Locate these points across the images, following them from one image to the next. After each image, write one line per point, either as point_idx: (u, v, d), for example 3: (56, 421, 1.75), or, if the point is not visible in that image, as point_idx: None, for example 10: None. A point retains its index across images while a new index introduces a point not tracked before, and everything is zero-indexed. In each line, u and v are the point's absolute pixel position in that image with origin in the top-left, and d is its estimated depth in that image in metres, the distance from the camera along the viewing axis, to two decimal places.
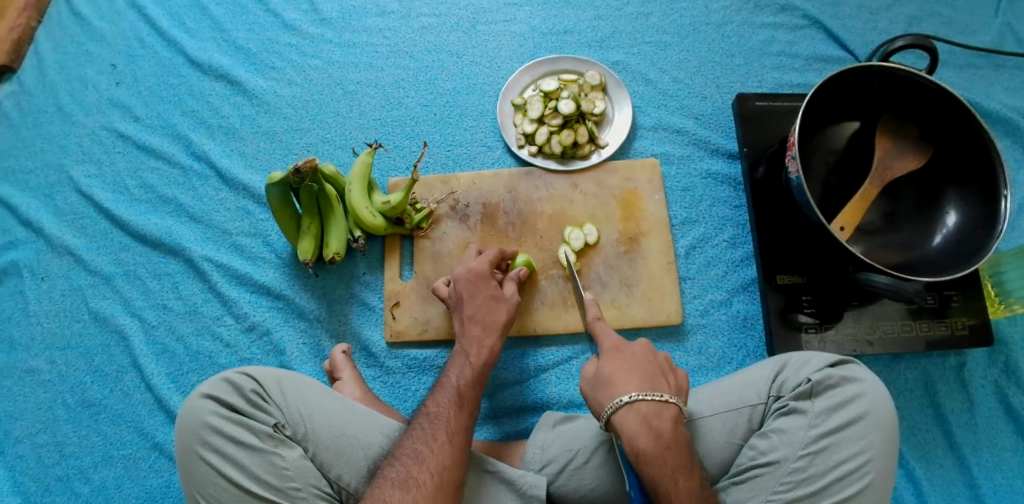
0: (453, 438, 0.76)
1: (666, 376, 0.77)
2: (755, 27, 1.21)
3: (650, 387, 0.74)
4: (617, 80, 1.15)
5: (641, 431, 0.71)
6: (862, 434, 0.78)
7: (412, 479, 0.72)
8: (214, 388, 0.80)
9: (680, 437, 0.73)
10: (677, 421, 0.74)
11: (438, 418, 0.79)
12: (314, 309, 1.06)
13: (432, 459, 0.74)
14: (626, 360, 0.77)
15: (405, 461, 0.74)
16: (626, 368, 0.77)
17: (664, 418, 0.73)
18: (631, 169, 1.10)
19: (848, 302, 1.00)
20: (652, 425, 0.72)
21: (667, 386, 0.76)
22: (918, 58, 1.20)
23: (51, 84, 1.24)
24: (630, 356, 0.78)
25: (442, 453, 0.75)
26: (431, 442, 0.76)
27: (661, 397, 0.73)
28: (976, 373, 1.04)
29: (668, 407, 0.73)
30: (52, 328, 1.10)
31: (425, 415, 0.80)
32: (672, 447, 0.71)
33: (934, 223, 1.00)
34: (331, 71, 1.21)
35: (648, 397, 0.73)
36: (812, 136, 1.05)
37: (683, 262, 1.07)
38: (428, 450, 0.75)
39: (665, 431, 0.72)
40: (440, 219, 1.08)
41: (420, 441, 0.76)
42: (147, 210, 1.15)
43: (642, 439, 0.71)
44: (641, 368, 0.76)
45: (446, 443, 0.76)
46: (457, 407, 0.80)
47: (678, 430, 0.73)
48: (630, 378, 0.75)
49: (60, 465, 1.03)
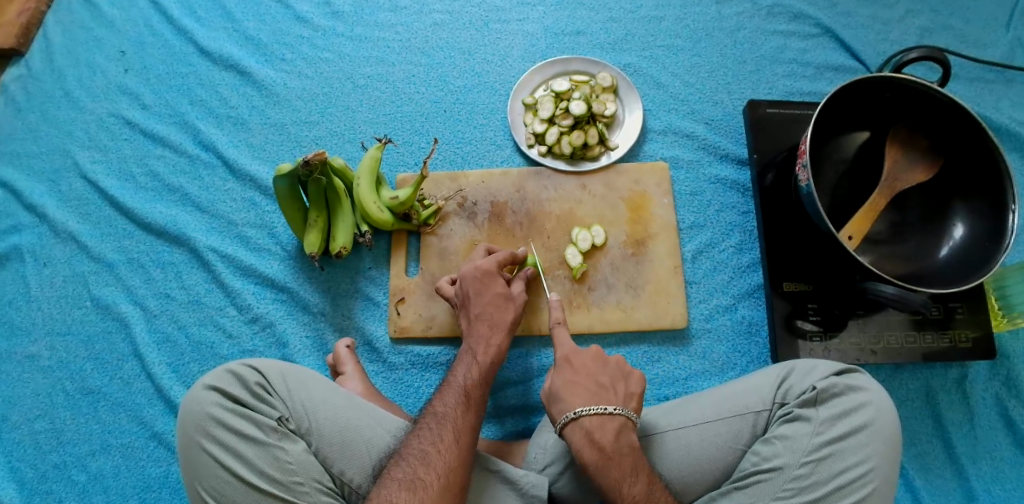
0: (460, 439, 0.76)
1: (616, 387, 0.83)
2: (768, 34, 1.21)
3: (596, 401, 0.80)
4: (628, 82, 1.15)
5: (584, 442, 0.77)
6: (866, 443, 0.78)
7: (419, 480, 0.72)
8: (218, 379, 0.79)
9: (625, 446, 0.77)
10: (623, 431, 0.78)
11: (446, 418, 0.79)
12: (318, 303, 1.06)
13: (439, 460, 0.74)
14: (578, 376, 0.84)
15: (411, 463, 0.74)
16: (575, 383, 0.83)
17: (607, 430, 0.78)
18: (640, 171, 1.10)
19: (853, 311, 1.00)
20: (595, 438, 0.77)
21: (614, 397, 0.81)
22: (929, 70, 1.20)
23: (59, 69, 1.24)
24: (580, 369, 0.85)
25: (449, 454, 0.75)
26: (439, 443, 0.76)
27: (604, 410, 0.79)
28: (977, 385, 1.04)
29: (612, 420, 0.78)
30: (53, 314, 1.09)
31: (432, 415, 0.80)
32: (616, 457, 0.76)
33: (941, 235, 1.00)
34: (342, 65, 1.21)
35: (594, 410, 0.79)
36: (823, 145, 1.05)
37: (690, 266, 1.07)
38: (435, 451, 0.75)
39: (607, 443, 0.77)
40: (447, 216, 1.07)
41: (428, 442, 0.76)
42: (153, 199, 1.15)
43: (586, 451, 0.77)
44: (589, 381, 0.83)
45: (454, 444, 0.76)
46: (464, 407, 0.80)
47: (624, 439, 0.78)
48: (578, 394, 0.81)
49: (56, 451, 1.02)
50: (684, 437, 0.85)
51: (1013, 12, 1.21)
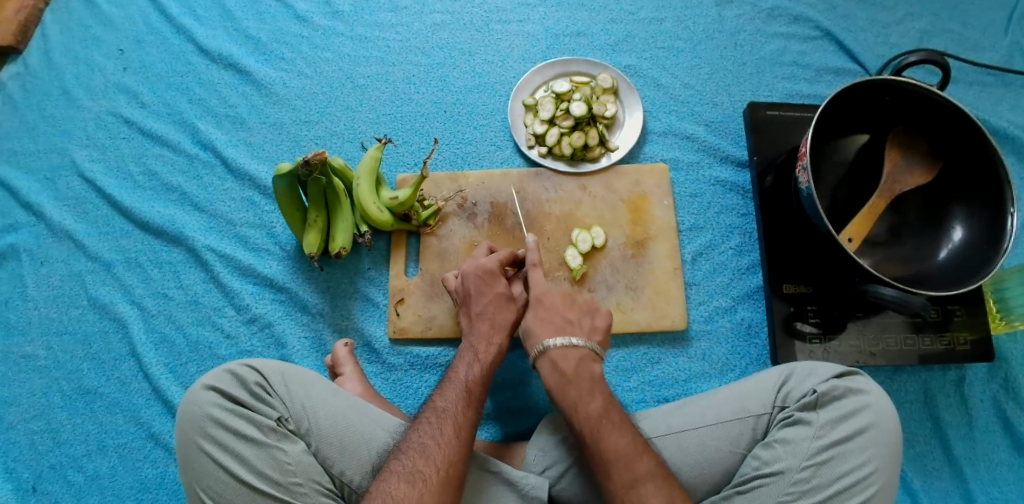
0: (459, 433, 0.76)
1: (581, 323, 0.90)
2: (768, 36, 1.21)
3: (564, 335, 0.88)
4: (628, 84, 1.15)
5: (549, 368, 0.85)
6: (867, 446, 0.78)
7: (418, 472, 0.72)
8: (217, 380, 0.79)
9: (586, 374, 0.84)
10: (585, 360, 0.85)
11: (446, 412, 0.79)
12: (318, 303, 1.06)
13: (438, 453, 0.74)
14: (548, 312, 0.91)
15: (410, 455, 0.74)
16: (546, 318, 0.90)
17: (569, 358, 0.85)
18: (640, 173, 1.09)
19: (853, 313, 1.00)
20: (558, 364, 0.85)
21: (579, 331, 0.89)
22: (928, 73, 1.20)
23: (56, 67, 1.23)
24: (551, 308, 0.91)
25: (449, 447, 0.75)
26: (438, 437, 0.76)
27: (569, 341, 0.86)
28: (975, 388, 1.05)
29: (575, 349, 0.86)
30: (50, 314, 1.09)
31: (432, 409, 0.80)
32: (575, 380, 0.83)
33: (939, 238, 1.00)
34: (341, 64, 1.20)
35: (561, 342, 0.86)
36: (823, 148, 1.05)
37: (689, 268, 1.07)
38: (435, 444, 0.75)
39: (568, 368, 0.84)
40: (447, 216, 1.07)
41: (428, 435, 0.76)
42: (151, 198, 1.14)
43: (550, 374, 0.85)
44: (557, 317, 0.90)
45: (453, 438, 0.76)
46: (465, 402, 0.80)
47: (584, 367, 0.85)
48: (546, 327, 0.89)
49: (53, 452, 1.02)
50: (684, 441, 0.85)
51: (1011, 16, 1.21)
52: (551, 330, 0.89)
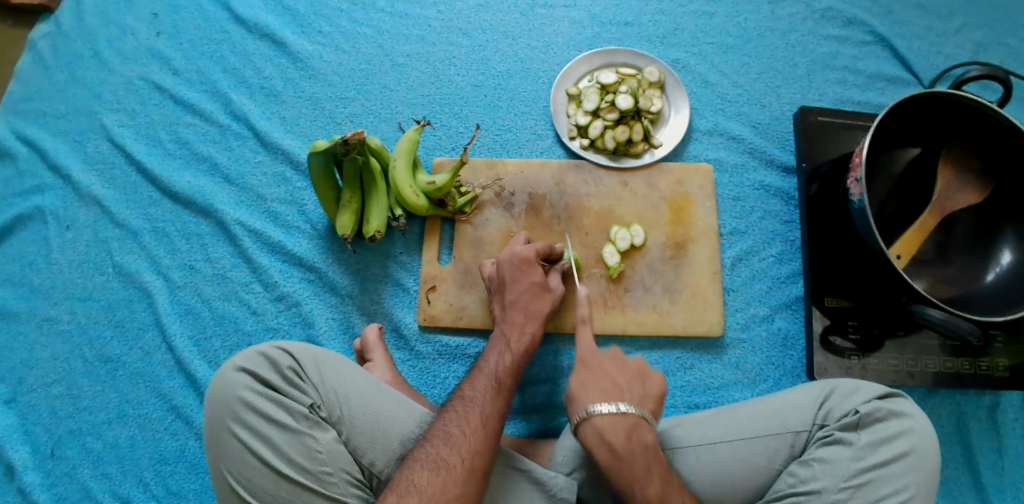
0: (486, 423, 0.74)
1: (630, 387, 0.79)
2: (821, 38, 1.17)
3: (612, 400, 0.77)
4: (676, 79, 1.11)
5: (598, 446, 0.75)
6: (907, 471, 0.76)
7: (442, 461, 0.70)
8: (250, 362, 0.77)
9: (638, 445, 0.74)
10: (637, 431, 0.75)
11: (473, 402, 0.76)
12: (347, 285, 1.04)
13: (464, 442, 0.72)
14: (594, 374, 0.81)
15: (435, 443, 0.72)
16: (592, 380, 0.80)
17: (620, 431, 0.75)
18: (683, 172, 1.07)
19: (893, 330, 0.98)
20: (608, 439, 0.74)
21: (628, 396, 0.78)
22: (984, 87, 1.16)
23: (89, 27, 1.20)
24: (597, 372, 0.81)
25: (474, 438, 0.72)
26: (464, 425, 0.73)
27: (617, 410, 0.76)
28: (1008, 414, 1.03)
29: (625, 419, 0.75)
30: (75, 279, 1.07)
31: (459, 398, 0.78)
32: (627, 458, 0.73)
33: (987, 260, 0.97)
34: (381, 41, 1.17)
35: (607, 410, 0.76)
36: (874, 159, 1.02)
37: (728, 273, 1.04)
38: (461, 434, 0.73)
39: (619, 445, 0.74)
40: (484, 205, 1.05)
41: (453, 424, 0.74)
42: (180, 167, 1.12)
43: (598, 451, 0.75)
44: (606, 383, 0.79)
45: (479, 427, 0.73)
46: (494, 393, 0.78)
47: (636, 440, 0.75)
48: (589, 392, 0.78)
49: (72, 418, 1.01)
50: (719, 452, 0.83)
51: None
52: (595, 394, 0.78)
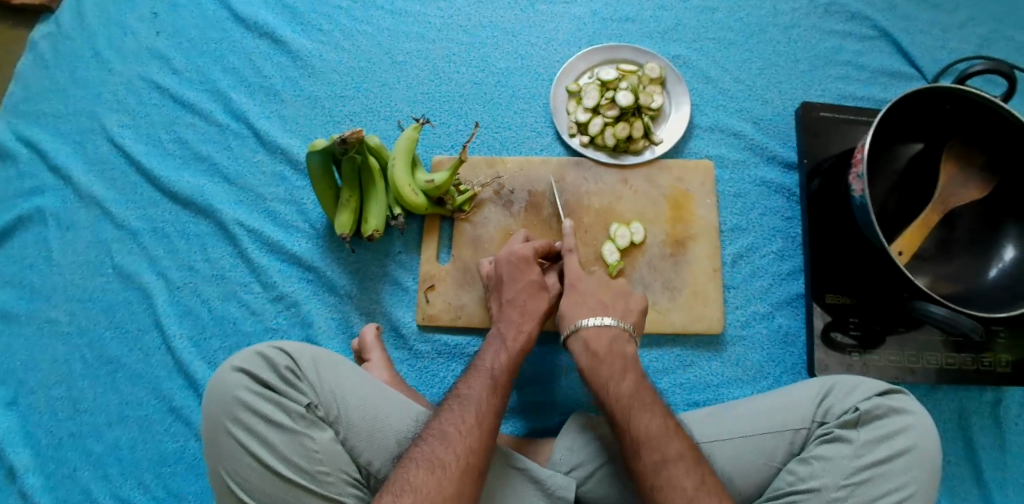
0: (483, 422, 0.74)
1: (615, 304, 0.88)
2: (824, 33, 1.16)
3: (598, 314, 0.86)
4: (677, 75, 1.10)
5: (581, 350, 0.83)
6: (907, 468, 0.76)
7: (438, 459, 0.70)
8: (247, 361, 0.77)
9: (618, 353, 0.82)
10: (618, 341, 0.83)
11: (469, 401, 0.76)
12: (346, 284, 1.04)
13: (460, 441, 0.72)
14: (581, 295, 0.88)
15: (432, 442, 0.72)
16: (581, 300, 0.88)
17: (602, 338, 0.83)
18: (683, 169, 1.06)
19: (894, 327, 0.97)
20: (590, 344, 0.83)
21: (614, 312, 0.87)
22: (988, 82, 1.15)
23: (88, 27, 1.20)
24: (585, 292, 0.89)
25: (470, 436, 0.72)
26: (460, 424, 0.73)
27: (601, 320, 0.85)
28: (1011, 411, 1.02)
29: (606, 329, 0.84)
30: (75, 280, 1.07)
31: (455, 397, 0.77)
32: (607, 358, 0.81)
33: (990, 257, 0.96)
34: (380, 39, 1.17)
35: (595, 323, 0.84)
36: (876, 154, 1.01)
37: (729, 270, 1.04)
38: (457, 433, 0.73)
39: (599, 349, 0.82)
40: (483, 203, 1.04)
41: (449, 422, 0.74)
42: (179, 167, 1.12)
43: (581, 357, 0.83)
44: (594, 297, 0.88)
45: (476, 426, 0.73)
46: (490, 391, 0.78)
47: (617, 348, 0.82)
48: (579, 308, 0.87)
49: (74, 419, 1.01)
50: (718, 451, 0.82)
51: None
52: (583, 310, 0.86)
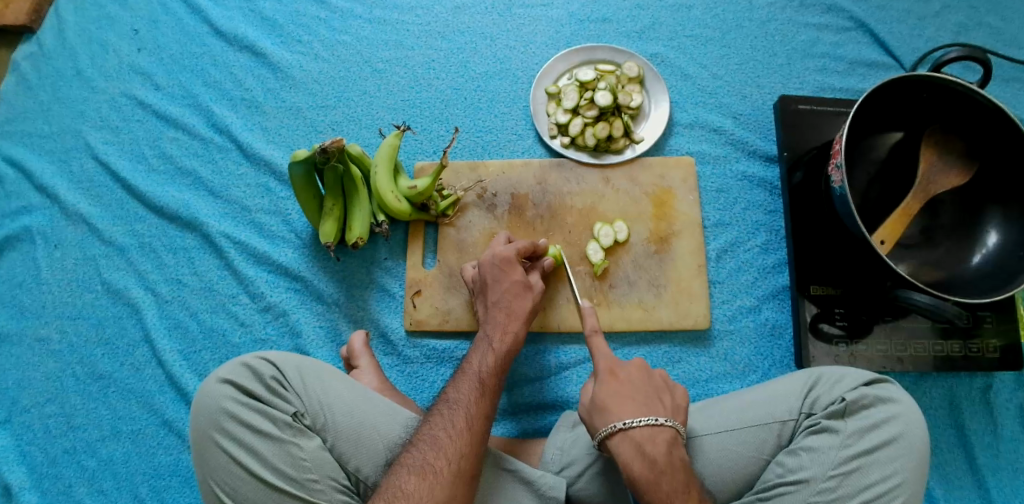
0: (473, 426, 0.74)
1: (663, 398, 0.79)
2: (800, 26, 1.17)
3: (644, 411, 0.76)
4: (655, 73, 1.11)
5: (635, 457, 0.73)
6: (895, 457, 0.76)
7: (429, 465, 0.70)
8: (233, 373, 0.77)
9: (677, 460, 0.74)
10: (673, 444, 0.74)
11: (458, 404, 0.76)
12: (333, 293, 1.04)
13: (450, 445, 0.72)
14: (625, 387, 0.79)
15: (423, 448, 0.72)
16: (624, 394, 0.78)
17: (658, 443, 0.74)
18: (664, 166, 1.06)
19: (881, 316, 0.98)
20: (646, 451, 0.73)
21: (662, 407, 0.78)
22: (965, 68, 1.16)
23: (70, 46, 1.21)
24: (627, 383, 0.79)
25: (460, 440, 0.72)
26: (450, 429, 0.73)
27: (654, 421, 0.75)
28: (1001, 397, 1.02)
29: (662, 431, 0.74)
30: (64, 297, 1.08)
31: (444, 401, 0.78)
32: (667, 470, 0.72)
33: (973, 242, 0.96)
34: (359, 47, 1.17)
35: (642, 422, 0.75)
36: (855, 145, 1.01)
37: (714, 265, 1.04)
38: (447, 437, 0.73)
39: (658, 456, 0.73)
40: (466, 207, 1.05)
41: (439, 427, 0.74)
42: (164, 182, 1.12)
43: (636, 464, 0.73)
44: (636, 392, 0.79)
45: (465, 430, 0.73)
46: (479, 394, 0.78)
47: (675, 454, 0.74)
48: (622, 404, 0.77)
49: (66, 436, 1.01)
50: (707, 445, 0.83)
51: None
52: (630, 407, 0.77)
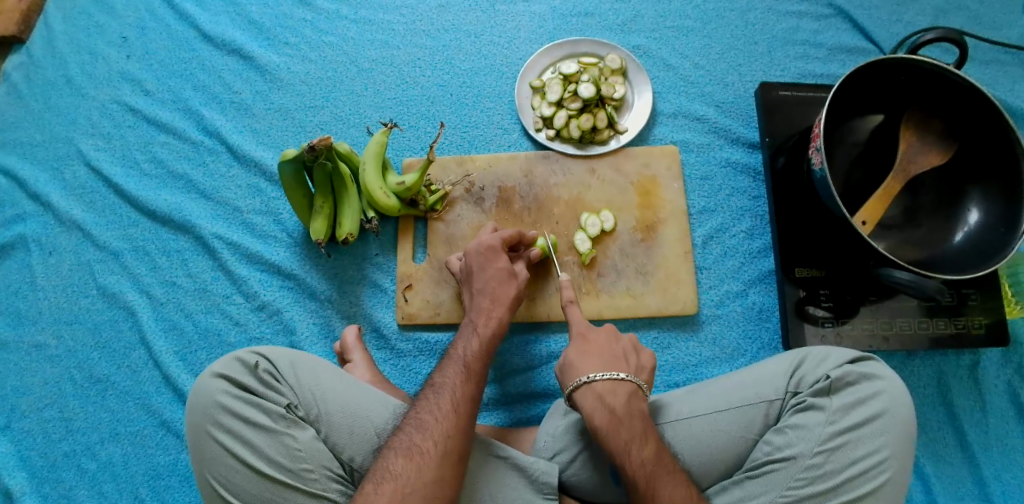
0: (458, 408, 0.75)
1: (628, 358, 0.83)
2: (780, 15, 1.18)
3: (608, 368, 0.80)
4: (637, 64, 1.13)
5: (596, 408, 0.76)
6: (880, 432, 0.77)
7: (416, 447, 0.71)
8: (226, 367, 0.78)
9: (636, 412, 0.76)
10: (633, 397, 0.78)
11: (443, 388, 0.78)
12: (325, 290, 1.05)
13: (435, 427, 0.73)
14: (590, 345, 0.84)
15: (409, 431, 0.73)
16: (589, 352, 0.83)
17: (618, 394, 0.78)
18: (649, 155, 1.08)
19: (865, 296, 0.99)
20: (607, 401, 0.77)
21: (626, 367, 0.81)
22: (944, 51, 1.18)
23: (59, 55, 1.22)
24: (593, 344, 0.84)
25: (446, 422, 0.74)
26: (435, 411, 0.75)
27: (616, 376, 0.79)
28: (989, 373, 1.03)
29: (622, 384, 0.78)
30: (60, 303, 1.09)
31: (430, 387, 0.79)
32: (626, 419, 0.75)
33: (955, 221, 0.98)
34: (345, 48, 1.19)
35: (604, 376, 0.79)
36: (836, 128, 1.02)
37: (700, 251, 1.06)
38: (433, 420, 0.74)
39: (618, 406, 0.76)
40: (455, 201, 1.06)
41: (424, 411, 0.75)
42: (156, 186, 1.14)
43: (598, 413, 0.76)
44: (602, 352, 0.83)
45: (451, 412, 0.74)
46: (463, 378, 0.79)
47: (634, 405, 0.77)
48: (589, 361, 0.81)
49: (66, 441, 1.02)
50: (697, 426, 0.84)
51: None
52: (594, 364, 0.81)
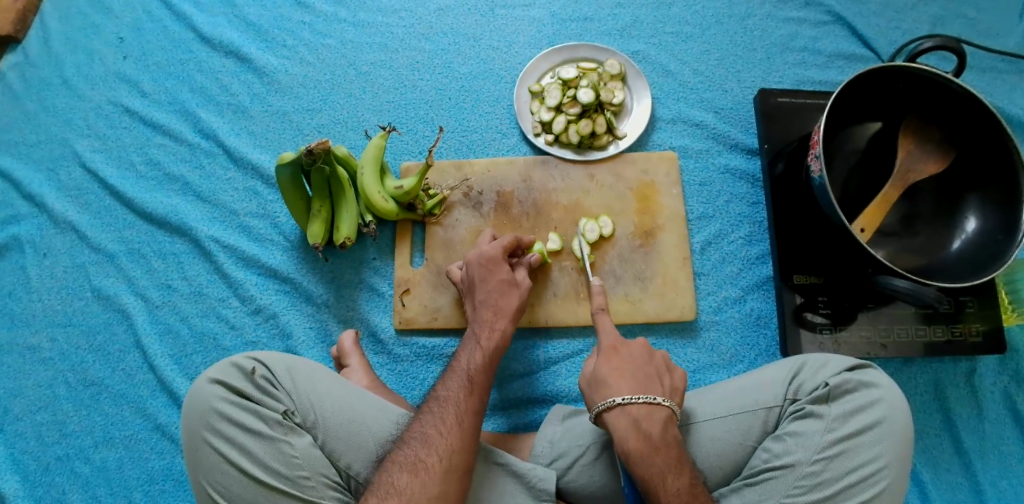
0: (462, 422, 0.75)
1: (662, 379, 0.80)
2: (778, 21, 1.18)
3: (642, 390, 0.78)
4: (636, 70, 1.13)
5: (631, 431, 0.74)
6: (878, 440, 0.77)
7: (421, 462, 0.71)
8: (222, 372, 0.78)
9: (671, 439, 0.75)
10: (668, 423, 0.76)
11: (448, 402, 0.77)
12: (323, 294, 1.05)
13: (441, 442, 0.73)
14: (622, 364, 0.81)
15: (413, 446, 0.73)
16: (621, 369, 0.81)
17: (654, 420, 0.76)
18: (648, 161, 1.08)
19: (863, 303, 0.99)
20: (642, 426, 0.75)
21: (661, 388, 0.79)
22: (941, 59, 1.18)
23: (55, 55, 1.21)
24: (625, 360, 0.82)
25: (451, 437, 0.73)
26: (440, 426, 0.74)
27: (651, 399, 0.77)
28: (986, 380, 1.03)
29: (658, 410, 0.76)
30: (54, 305, 1.08)
31: (434, 400, 0.78)
32: (662, 448, 0.74)
33: (953, 229, 0.98)
34: (344, 51, 1.18)
35: (641, 399, 0.76)
36: (835, 135, 1.02)
37: (698, 258, 1.06)
38: (438, 434, 0.73)
39: (654, 433, 0.75)
40: (453, 205, 1.06)
41: (429, 425, 0.75)
42: (153, 188, 1.13)
43: (632, 439, 0.74)
44: (636, 372, 0.80)
45: (455, 427, 0.74)
46: (467, 391, 0.78)
47: (669, 432, 0.76)
48: (624, 381, 0.79)
49: (59, 444, 1.01)
50: (695, 433, 0.84)
51: None
52: (630, 385, 0.78)
